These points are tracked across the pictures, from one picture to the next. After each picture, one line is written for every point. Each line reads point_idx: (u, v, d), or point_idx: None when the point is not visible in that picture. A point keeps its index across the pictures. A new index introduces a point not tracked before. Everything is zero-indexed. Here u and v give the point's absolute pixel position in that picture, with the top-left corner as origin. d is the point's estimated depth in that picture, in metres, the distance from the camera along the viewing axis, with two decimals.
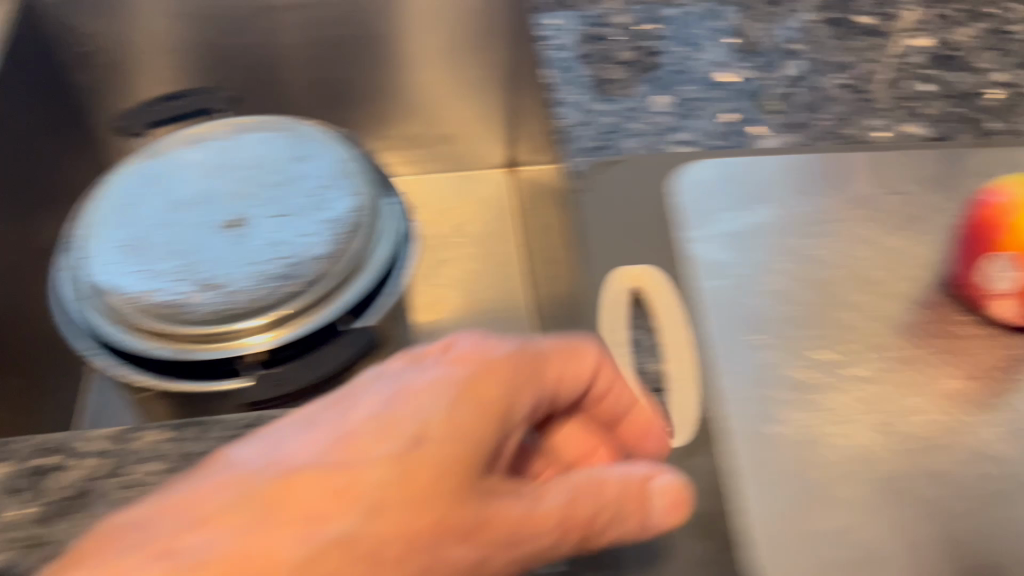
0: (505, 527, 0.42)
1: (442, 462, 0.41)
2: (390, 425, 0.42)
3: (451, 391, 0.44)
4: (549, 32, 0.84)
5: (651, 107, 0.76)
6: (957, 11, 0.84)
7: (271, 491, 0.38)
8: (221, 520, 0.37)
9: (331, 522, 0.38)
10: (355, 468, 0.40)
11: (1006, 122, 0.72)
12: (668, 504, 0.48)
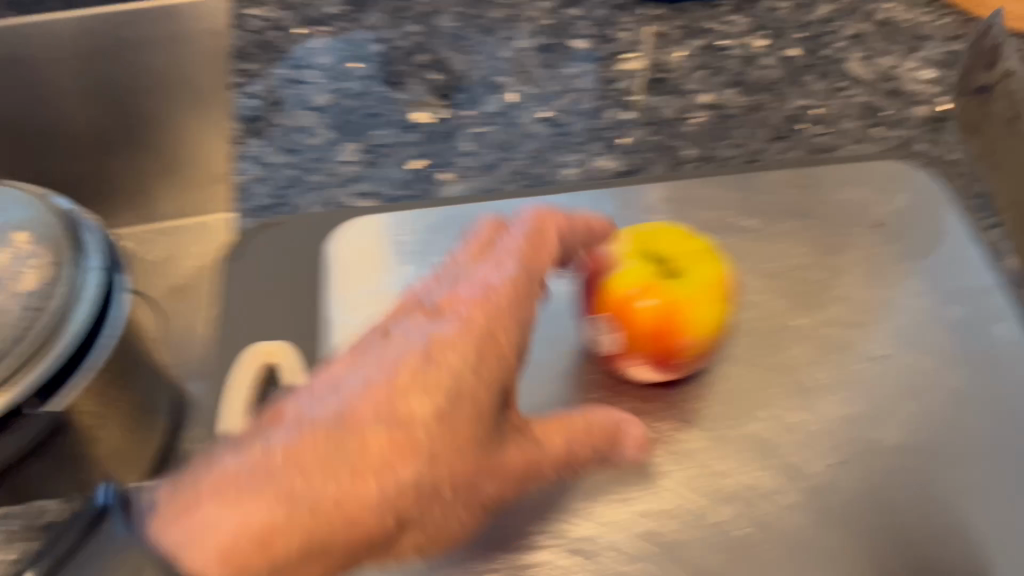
0: (505, 472, 0.42)
1: (474, 412, 0.39)
2: (427, 368, 0.39)
3: (463, 335, 0.40)
4: (240, 79, 0.76)
5: (337, 156, 0.70)
6: (675, 28, 0.78)
7: (333, 445, 0.36)
8: (273, 483, 0.35)
9: (380, 480, 0.36)
10: (402, 429, 0.37)
11: (706, 149, 0.69)
12: (633, 448, 0.48)
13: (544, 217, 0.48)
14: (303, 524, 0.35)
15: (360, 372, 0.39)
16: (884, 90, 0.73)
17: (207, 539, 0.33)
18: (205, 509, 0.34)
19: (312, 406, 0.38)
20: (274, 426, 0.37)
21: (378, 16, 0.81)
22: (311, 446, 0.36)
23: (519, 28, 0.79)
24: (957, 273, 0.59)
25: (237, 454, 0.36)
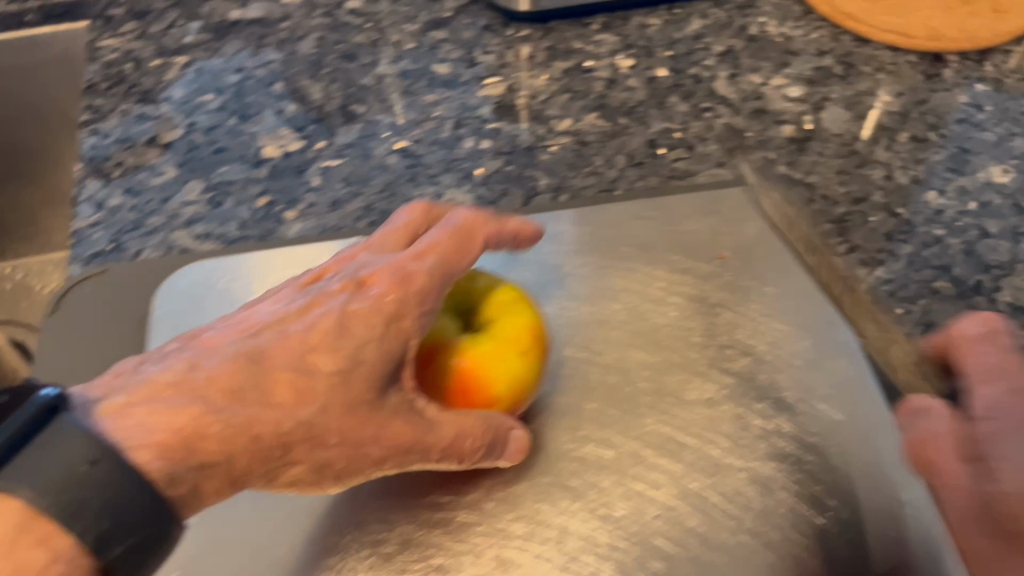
0: (392, 442, 0.43)
1: (372, 372, 0.41)
2: (340, 329, 0.42)
3: (377, 300, 0.43)
4: (88, 116, 0.73)
5: (179, 196, 0.67)
6: (540, 50, 0.77)
7: (231, 381, 0.38)
8: (198, 399, 0.37)
9: (280, 411, 0.39)
10: (310, 377, 0.40)
11: (558, 178, 0.67)
12: (515, 450, 0.49)
13: (469, 218, 0.50)
14: (212, 433, 0.37)
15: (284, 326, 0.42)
16: (749, 110, 0.71)
17: (127, 429, 0.35)
18: (135, 407, 0.36)
19: (237, 346, 0.40)
20: (198, 354, 0.40)
21: (237, 44, 0.78)
22: (231, 372, 0.39)
23: (382, 53, 0.77)
24: (802, 305, 0.58)
25: (162, 374, 0.38)
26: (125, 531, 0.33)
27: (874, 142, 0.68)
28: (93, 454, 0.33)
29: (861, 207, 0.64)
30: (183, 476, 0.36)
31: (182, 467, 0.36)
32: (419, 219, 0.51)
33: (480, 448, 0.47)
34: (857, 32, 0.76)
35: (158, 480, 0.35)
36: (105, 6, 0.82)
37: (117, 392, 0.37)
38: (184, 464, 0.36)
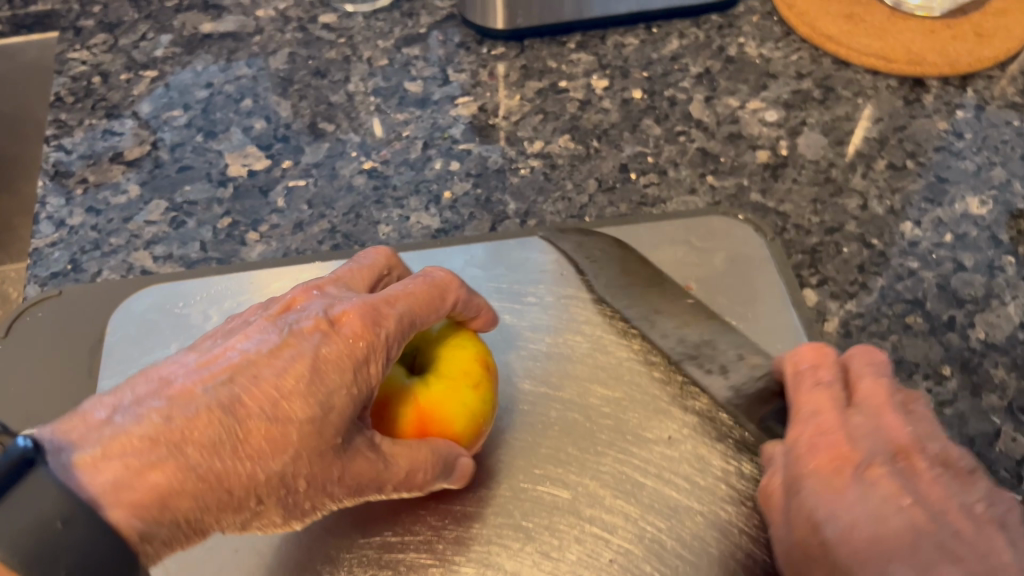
0: (353, 479, 0.42)
1: (338, 420, 0.41)
2: (310, 376, 0.41)
3: (348, 344, 0.42)
4: (53, 131, 0.72)
5: (141, 216, 0.66)
6: (515, 69, 0.75)
7: (195, 432, 0.39)
8: (171, 452, 0.38)
9: (246, 461, 0.39)
10: (279, 426, 0.39)
11: (527, 203, 0.66)
12: (462, 477, 0.47)
13: (437, 273, 0.48)
14: (181, 484, 0.38)
15: (255, 367, 0.41)
16: (724, 134, 0.70)
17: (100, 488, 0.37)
18: (107, 463, 0.37)
19: (208, 390, 0.40)
20: (168, 400, 0.40)
21: (207, 59, 0.77)
22: (202, 425, 0.39)
23: (354, 69, 0.76)
24: (770, 340, 0.57)
25: (135, 421, 0.39)
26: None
27: (850, 170, 0.67)
28: (66, 510, 0.35)
29: (833, 237, 0.63)
30: (152, 528, 0.38)
31: (152, 521, 0.38)
32: (384, 262, 0.51)
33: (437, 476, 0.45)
34: (837, 55, 0.75)
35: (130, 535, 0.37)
36: (75, 17, 0.81)
37: (91, 442, 0.38)
38: (152, 514, 0.38)
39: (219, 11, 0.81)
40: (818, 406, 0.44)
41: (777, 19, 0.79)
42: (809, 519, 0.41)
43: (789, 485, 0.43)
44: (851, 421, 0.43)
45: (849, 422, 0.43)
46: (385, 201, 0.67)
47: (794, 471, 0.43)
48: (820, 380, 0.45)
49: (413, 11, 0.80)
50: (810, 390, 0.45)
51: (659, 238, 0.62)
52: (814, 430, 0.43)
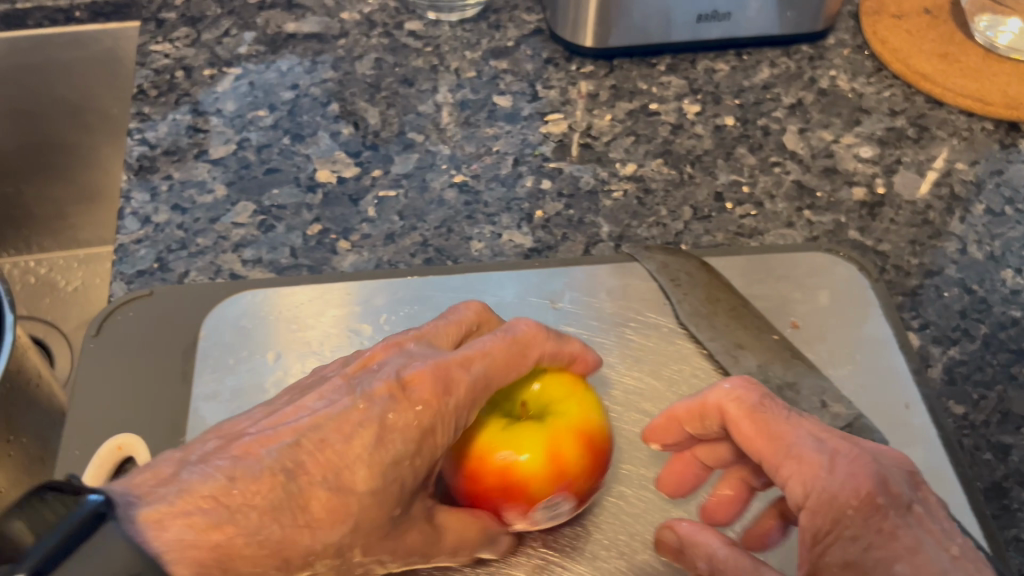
0: (404, 551, 0.43)
1: (399, 492, 0.41)
2: (380, 450, 0.40)
3: (416, 420, 0.41)
4: (136, 124, 0.71)
5: (228, 217, 0.64)
6: (604, 88, 0.75)
7: (265, 493, 0.37)
8: (236, 522, 0.36)
9: (309, 534, 0.38)
10: (342, 498, 0.39)
11: (621, 227, 0.65)
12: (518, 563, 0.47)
13: (524, 324, 0.47)
14: (241, 554, 0.36)
15: (323, 432, 0.40)
16: (819, 168, 0.69)
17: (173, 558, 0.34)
18: (173, 527, 0.34)
19: (271, 452, 0.39)
20: (235, 459, 0.38)
21: (291, 59, 0.76)
22: (266, 487, 0.37)
23: (442, 79, 0.75)
24: (878, 387, 0.55)
25: (211, 479, 0.37)
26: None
27: (948, 213, 0.66)
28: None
29: (933, 280, 0.62)
30: None
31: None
32: (474, 318, 0.49)
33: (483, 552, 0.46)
34: (931, 94, 0.74)
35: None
36: (157, 9, 0.80)
37: (179, 512, 0.35)
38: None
39: (303, 12, 0.80)
40: (813, 437, 0.41)
41: (868, 53, 0.78)
42: (843, 556, 0.37)
43: (806, 527, 0.39)
44: (856, 449, 0.40)
45: (855, 448, 0.40)
46: (477, 217, 0.65)
47: (816, 509, 0.39)
48: (788, 414, 0.43)
49: (500, 24, 0.79)
50: (784, 420, 0.42)
51: (760, 271, 0.61)
52: (821, 463, 0.40)
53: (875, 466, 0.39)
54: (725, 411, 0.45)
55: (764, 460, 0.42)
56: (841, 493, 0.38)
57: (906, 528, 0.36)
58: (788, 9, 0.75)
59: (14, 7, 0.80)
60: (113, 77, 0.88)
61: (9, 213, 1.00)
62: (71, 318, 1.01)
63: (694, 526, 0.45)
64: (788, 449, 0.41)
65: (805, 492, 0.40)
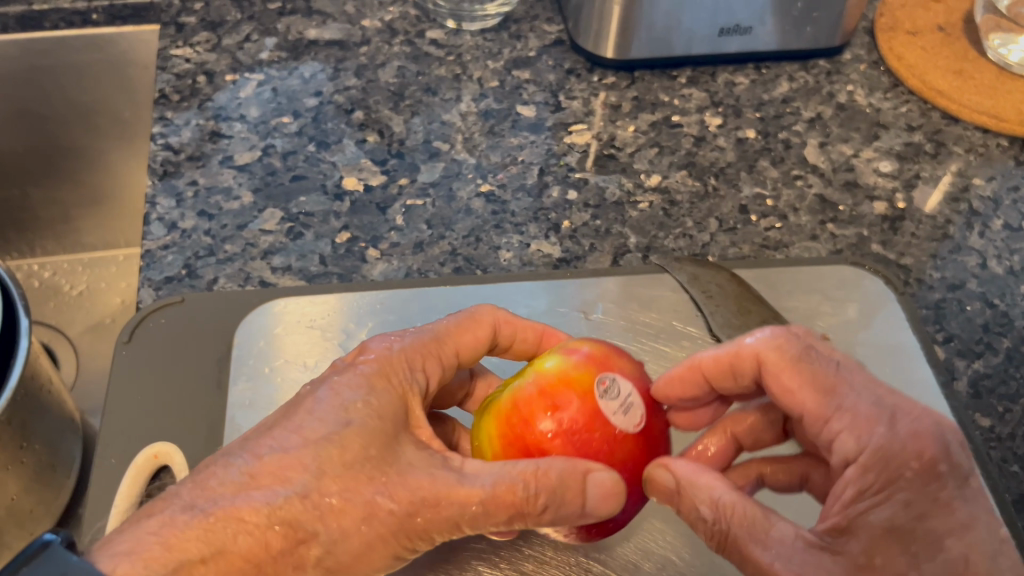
0: (408, 497, 0.40)
1: (358, 434, 0.40)
2: (330, 402, 0.42)
3: (364, 373, 0.44)
4: (159, 128, 0.70)
5: (256, 224, 0.64)
6: (627, 100, 0.75)
7: (216, 476, 0.38)
8: (185, 506, 0.37)
9: (269, 492, 0.38)
10: (293, 453, 0.39)
11: (648, 238, 0.65)
12: (598, 497, 0.42)
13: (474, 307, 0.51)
14: (186, 530, 0.36)
15: (278, 414, 0.42)
16: (840, 182, 0.70)
17: (116, 556, 0.34)
18: (121, 535, 0.35)
19: (230, 448, 0.41)
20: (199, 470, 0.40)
21: (314, 65, 0.76)
22: (216, 473, 0.39)
23: (465, 88, 0.75)
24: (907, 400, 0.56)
25: (177, 486, 0.38)
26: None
27: (967, 228, 0.68)
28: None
29: (955, 294, 0.63)
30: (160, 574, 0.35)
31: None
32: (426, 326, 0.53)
33: (554, 491, 0.41)
34: (947, 110, 0.75)
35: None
36: (177, 13, 0.79)
37: (134, 522, 0.36)
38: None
39: (324, 18, 0.80)
40: (867, 392, 0.43)
41: (884, 69, 0.79)
42: (891, 515, 0.38)
43: (855, 479, 0.41)
44: (916, 410, 0.42)
45: (914, 410, 0.42)
46: (505, 227, 0.66)
47: (873, 464, 0.40)
48: (835, 366, 0.45)
49: (521, 34, 0.80)
50: (831, 374, 0.44)
51: (789, 285, 0.62)
52: (881, 418, 0.42)
53: (936, 431, 0.41)
54: (759, 356, 0.46)
55: (808, 407, 0.44)
56: (902, 451, 0.40)
57: (954, 500, 0.39)
58: (807, 25, 0.76)
59: (31, 8, 0.81)
60: (129, 80, 0.88)
61: (14, 217, 0.98)
62: (76, 322, 0.99)
63: (692, 466, 0.45)
64: (839, 402, 0.43)
65: (861, 443, 0.42)
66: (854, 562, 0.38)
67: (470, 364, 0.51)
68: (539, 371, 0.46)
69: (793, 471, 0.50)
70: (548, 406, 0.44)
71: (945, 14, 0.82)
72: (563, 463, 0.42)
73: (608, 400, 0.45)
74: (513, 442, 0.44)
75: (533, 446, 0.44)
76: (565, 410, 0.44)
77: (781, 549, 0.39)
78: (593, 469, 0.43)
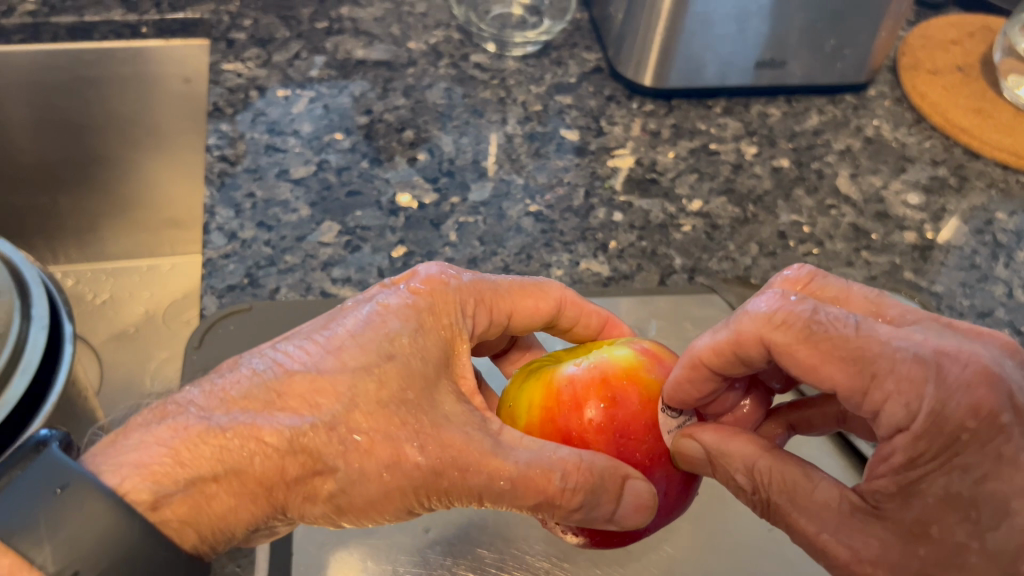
0: (441, 449, 0.40)
1: (398, 376, 0.42)
2: (377, 331, 0.43)
3: (416, 306, 0.45)
4: (215, 140, 0.71)
5: (314, 236, 0.65)
6: (666, 127, 0.78)
7: (242, 393, 0.40)
8: (200, 416, 0.39)
9: (294, 416, 0.40)
10: (327, 379, 0.41)
11: (693, 260, 0.68)
12: (633, 507, 0.44)
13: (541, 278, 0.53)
14: (198, 453, 0.38)
15: (322, 328, 0.44)
16: (872, 212, 0.73)
17: (121, 467, 0.37)
18: (127, 442, 0.38)
19: (269, 351, 0.43)
20: (230, 370, 0.42)
21: (363, 84, 0.78)
22: (245, 387, 0.40)
23: (510, 111, 0.78)
24: None
25: (194, 390, 0.41)
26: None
27: (992, 259, 0.71)
28: (64, 480, 0.35)
29: (985, 321, 0.66)
30: (164, 490, 0.37)
31: (173, 492, 0.38)
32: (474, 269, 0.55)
33: (592, 489, 0.42)
34: (968, 146, 0.79)
35: (141, 502, 0.37)
36: (226, 29, 0.82)
37: (144, 427, 0.39)
38: (197, 499, 0.38)
39: (370, 39, 0.83)
40: (902, 348, 0.39)
41: (907, 105, 0.83)
42: (947, 484, 0.37)
43: (905, 447, 0.38)
44: (962, 352, 0.38)
45: (961, 355, 0.38)
46: (555, 245, 0.67)
47: (923, 435, 0.37)
48: (854, 325, 0.40)
49: (562, 60, 0.83)
50: (855, 339, 0.39)
51: None
52: (927, 376, 0.38)
53: (989, 378, 0.38)
54: (766, 340, 0.41)
55: (837, 384, 0.39)
56: (955, 416, 0.37)
57: (1017, 455, 0.37)
58: (838, 61, 0.79)
59: (83, 20, 0.82)
60: (171, 93, 0.90)
61: (40, 222, 0.97)
62: (99, 330, 0.94)
63: (717, 435, 0.46)
64: (874, 371, 0.38)
65: (909, 414, 0.38)
66: (909, 533, 0.38)
67: (525, 329, 0.53)
68: (606, 358, 0.48)
69: (828, 415, 0.51)
70: (603, 397, 0.46)
71: (962, 56, 0.86)
72: (605, 461, 0.43)
73: (668, 416, 0.48)
74: (555, 420, 0.46)
75: (574, 431, 0.45)
76: (620, 407, 0.46)
77: (825, 517, 0.41)
78: (632, 477, 0.44)
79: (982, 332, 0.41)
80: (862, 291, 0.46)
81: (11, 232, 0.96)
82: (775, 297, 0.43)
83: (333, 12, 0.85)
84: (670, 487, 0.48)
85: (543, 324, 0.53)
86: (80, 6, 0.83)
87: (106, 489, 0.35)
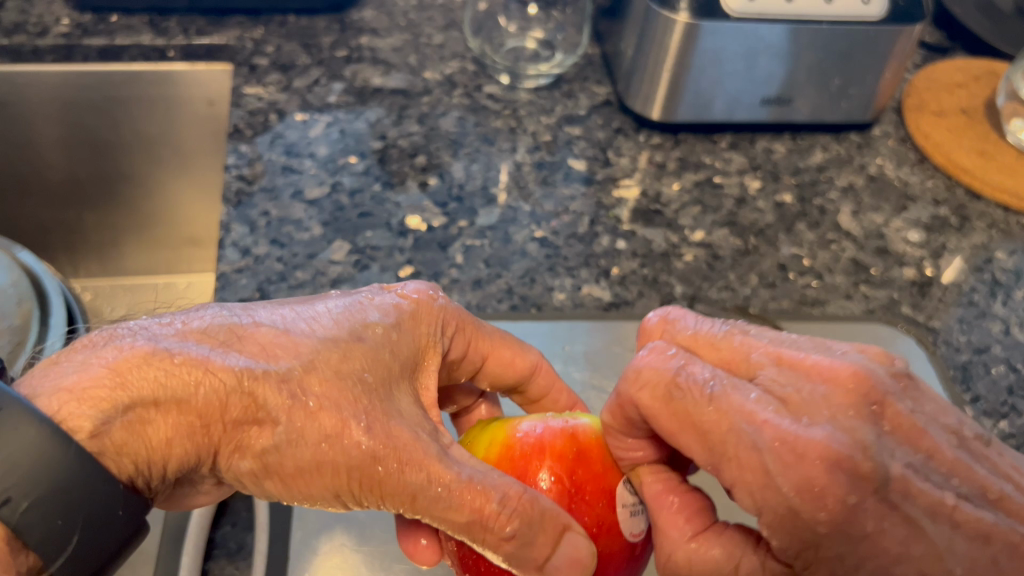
0: (385, 437, 0.42)
1: (366, 358, 0.44)
2: (355, 315, 0.46)
3: (401, 310, 0.48)
4: (234, 159, 0.74)
5: (325, 254, 0.67)
6: (671, 160, 0.80)
7: (199, 334, 0.42)
8: (149, 339, 0.41)
9: (249, 359, 0.41)
10: (292, 338, 0.43)
11: (693, 288, 0.69)
12: (566, 563, 0.44)
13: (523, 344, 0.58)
14: (139, 386, 0.39)
15: (307, 301, 0.47)
16: (873, 248, 0.74)
17: (59, 391, 0.37)
18: (68, 364, 0.39)
19: (234, 305, 0.45)
20: (193, 312, 0.44)
21: (378, 111, 0.81)
22: (214, 328, 0.43)
23: (520, 140, 0.80)
24: None
25: (150, 321, 0.42)
26: (65, 507, 0.35)
27: (991, 296, 0.72)
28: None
29: (981, 357, 0.67)
30: (103, 423, 0.37)
31: (112, 419, 0.38)
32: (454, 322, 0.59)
33: (529, 521, 0.43)
34: (970, 187, 0.80)
35: (81, 429, 0.37)
36: (250, 54, 0.86)
37: (88, 349, 0.40)
38: (134, 425, 0.39)
39: (388, 67, 0.86)
40: (743, 435, 0.39)
41: (911, 145, 0.84)
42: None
43: (774, 540, 0.39)
44: (796, 438, 0.38)
45: (799, 447, 0.38)
46: (558, 269, 0.69)
47: (777, 528, 0.38)
48: (708, 392, 0.41)
49: (573, 93, 0.85)
50: (705, 412, 0.40)
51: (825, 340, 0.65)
52: (764, 468, 0.38)
53: (828, 467, 0.37)
54: (634, 401, 0.43)
55: (697, 458, 0.41)
56: (805, 514, 0.37)
57: (880, 529, 0.37)
58: (842, 101, 0.81)
59: (114, 42, 0.86)
60: (193, 116, 0.92)
61: (63, 238, 0.99)
62: None
63: (654, 501, 0.46)
64: (721, 452, 0.40)
65: (755, 501, 0.39)
66: None
67: (496, 378, 0.56)
68: (583, 421, 0.51)
69: None
70: (568, 451, 0.48)
71: (967, 99, 0.87)
72: (549, 503, 0.44)
73: (624, 489, 0.49)
74: (511, 459, 0.48)
75: (529, 474, 0.47)
76: (581, 467, 0.48)
77: None
78: (573, 530, 0.45)
79: (822, 375, 0.41)
80: (709, 335, 0.46)
81: (33, 243, 0.98)
82: (647, 355, 0.44)
83: (353, 41, 0.89)
84: (605, 568, 0.48)
85: (512, 381, 0.57)
86: (112, 30, 0.88)
87: (43, 417, 0.35)
